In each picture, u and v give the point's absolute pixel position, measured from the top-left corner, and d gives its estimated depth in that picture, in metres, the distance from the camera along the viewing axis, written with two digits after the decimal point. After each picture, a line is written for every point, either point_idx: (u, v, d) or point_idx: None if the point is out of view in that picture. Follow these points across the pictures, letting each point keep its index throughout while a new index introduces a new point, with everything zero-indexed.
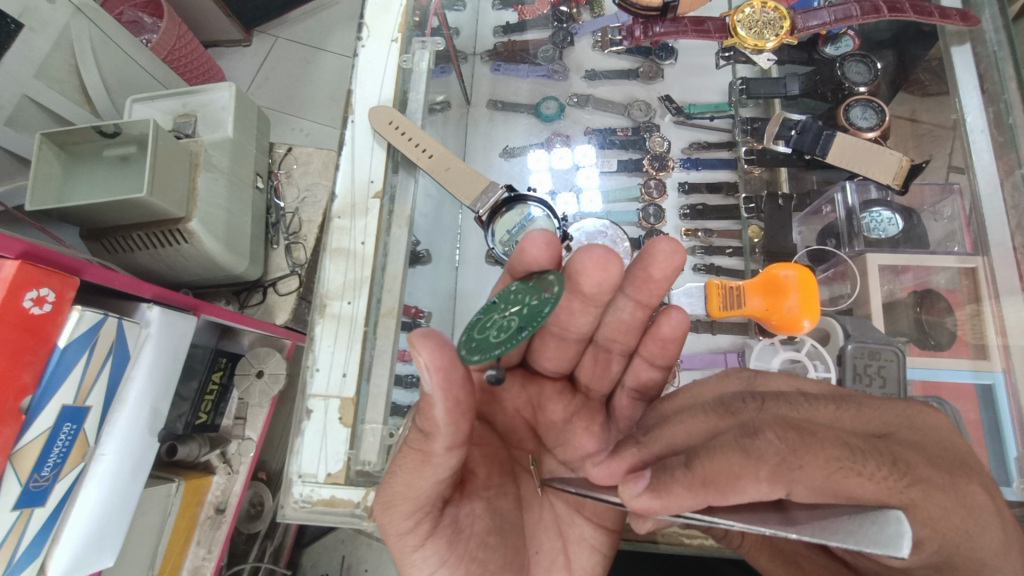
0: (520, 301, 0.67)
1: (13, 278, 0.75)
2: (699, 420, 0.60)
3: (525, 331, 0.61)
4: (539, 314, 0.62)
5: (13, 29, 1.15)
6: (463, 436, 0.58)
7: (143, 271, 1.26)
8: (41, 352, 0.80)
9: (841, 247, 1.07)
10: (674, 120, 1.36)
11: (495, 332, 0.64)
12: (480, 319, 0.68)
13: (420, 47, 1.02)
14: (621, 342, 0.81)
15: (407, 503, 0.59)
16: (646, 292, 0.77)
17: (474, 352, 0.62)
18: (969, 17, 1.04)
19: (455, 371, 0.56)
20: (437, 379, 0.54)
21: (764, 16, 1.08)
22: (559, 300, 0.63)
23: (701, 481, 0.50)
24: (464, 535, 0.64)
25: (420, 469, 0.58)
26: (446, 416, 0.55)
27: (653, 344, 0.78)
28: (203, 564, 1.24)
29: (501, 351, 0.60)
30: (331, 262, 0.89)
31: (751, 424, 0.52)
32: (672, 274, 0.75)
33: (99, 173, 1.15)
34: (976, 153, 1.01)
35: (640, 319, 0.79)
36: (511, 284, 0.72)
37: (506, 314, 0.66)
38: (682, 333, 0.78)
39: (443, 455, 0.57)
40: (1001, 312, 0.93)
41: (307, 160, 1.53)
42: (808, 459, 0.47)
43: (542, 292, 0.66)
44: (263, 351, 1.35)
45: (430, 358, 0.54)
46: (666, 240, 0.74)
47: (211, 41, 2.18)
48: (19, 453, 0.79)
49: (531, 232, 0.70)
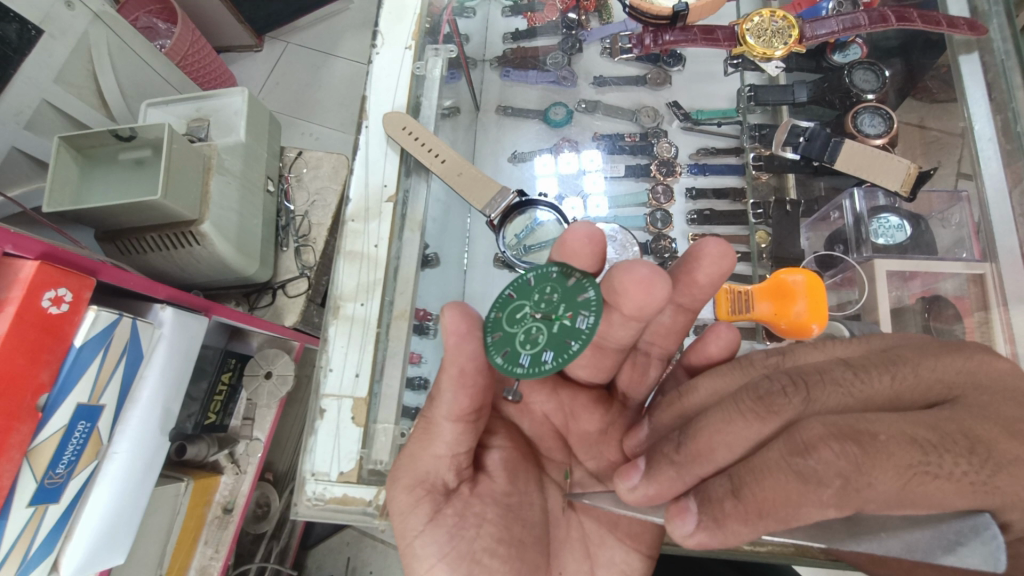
0: (555, 308, 0.71)
1: (33, 277, 0.77)
2: (736, 420, 0.53)
3: (547, 361, 0.67)
4: (566, 350, 0.67)
5: (33, 35, 1.18)
6: (471, 407, 0.64)
7: (156, 272, 1.28)
8: (58, 351, 0.82)
9: (850, 253, 1.08)
10: (682, 126, 1.38)
11: (523, 341, 0.69)
12: (514, 313, 0.72)
13: (433, 54, 1.04)
14: (660, 345, 0.83)
15: (408, 475, 0.66)
16: (689, 297, 0.77)
17: (500, 354, 0.68)
18: (976, 27, 1.06)
19: (468, 343, 0.63)
20: (451, 342, 0.62)
21: (772, 25, 1.09)
22: (590, 338, 0.67)
23: (757, 513, 0.47)
24: (472, 526, 0.64)
25: (425, 443, 0.66)
26: (449, 384, 0.62)
27: (698, 359, 0.78)
28: (209, 564, 1.25)
29: (522, 374, 0.67)
30: (345, 264, 0.90)
31: (800, 436, 0.47)
32: (718, 280, 0.75)
33: (116, 175, 1.17)
34: (984, 160, 1.02)
35: (681, 324, 0.81)
36: (551, 266, 0.74)
37: (539, 322, 0.70)
38: (728, 355, 0.77)
39: (446, 422, 0.64)
40: (1009, 319, 0.92)
41: (316, 164, 1.55)
42: (877, 475, 0.44)
43: (579, 314, 0.69)
44: (271, 353, 1.37)
45: (449, 320, 0.63)
46: (716, 242, 0.74)
47: (222, 47, 2.21)
48: (36, 450, 0.81)
49: (575, 226, 0.70)
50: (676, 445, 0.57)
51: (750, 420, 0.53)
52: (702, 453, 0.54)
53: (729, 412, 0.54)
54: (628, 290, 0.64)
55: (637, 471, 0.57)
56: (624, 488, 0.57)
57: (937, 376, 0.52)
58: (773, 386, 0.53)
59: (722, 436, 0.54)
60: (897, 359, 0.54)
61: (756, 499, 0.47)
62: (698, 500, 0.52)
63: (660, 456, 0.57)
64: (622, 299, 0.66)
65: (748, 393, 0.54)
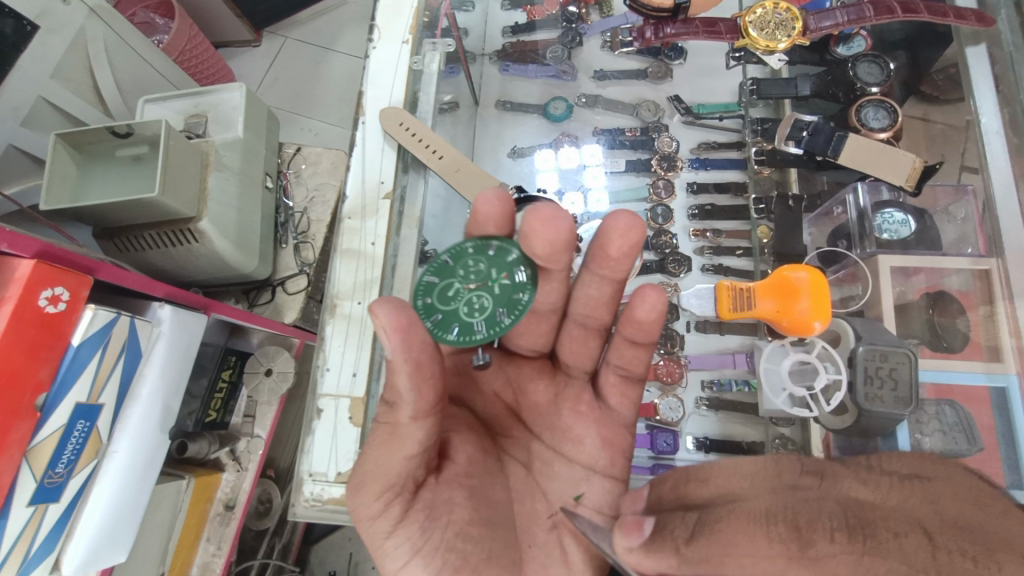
0: (487, 274, 0.73)
1: (30, 276, 0.77)
2: (760, 543, 0.46)
3: (505, 319, 0.72)
4: (517, 303, 0.73)
5: (29, 30, 1.17)
6: (428, 404, 0.61)
7: (154, 270, 1.27)
8: (56, 350, 0.81)
9: (852, 249, 1.06)
10: (684, 120, 1.36)
11: (469, 313, 0.72)
12: (447, 293, 0.73)
13: (431, 48, 1.03)
14: (595, 318, 0.82)
15: (376, 482, 0.62)
16: (608, 269, 0.77)
17: (451, 332, 0.71)
18: (984, 18, 1.04)
19: (414, 337, 0.59)
20: (395, 341, 0.58)
21: (775, 17, 1.08)
22: (536, 287, 0.74)
23: None
24: (442, 520, 0.65)
25: (390, 442, 0.62)
26: (408, 381, 0.59)
27: (630, 326, 0.79)
28: (212, 561, 1.25)
29: (485, 338, 0.71)
30: (343, 262, 0.90)
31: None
32: (630, 252, 0.74)
33: (114, 172, 1.16)
34: (991, 155, 1.01)
35: (610, 296, 0.80)
36: (465, 242, 0.75)
37: (476, 292, 0.73)
38: (658, 315, 0.78)
39: (409, 423, 0.61)
40: (1015, 313, 0.92)
41: (316, 160, 1.55)
42: None
43: (515, 272, 0.74)
44: (271, 350, 1.36)
45: (383, 318, 0.58)
46: (625, 215, 0.72)
47: (221, 41, 2.19)
48: (35, 449, 0.81)
49: (485, 191, 0.75)
50: (686, 537, 0.50)
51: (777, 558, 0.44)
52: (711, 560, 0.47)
53: (755, 532, 0.46)
54: (537, 230, 0.69)
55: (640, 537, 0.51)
56: (623, 548, 0.52)
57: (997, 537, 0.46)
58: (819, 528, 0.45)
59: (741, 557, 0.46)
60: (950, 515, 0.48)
61: None
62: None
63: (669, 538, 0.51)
64: (532, 239, 0.70)
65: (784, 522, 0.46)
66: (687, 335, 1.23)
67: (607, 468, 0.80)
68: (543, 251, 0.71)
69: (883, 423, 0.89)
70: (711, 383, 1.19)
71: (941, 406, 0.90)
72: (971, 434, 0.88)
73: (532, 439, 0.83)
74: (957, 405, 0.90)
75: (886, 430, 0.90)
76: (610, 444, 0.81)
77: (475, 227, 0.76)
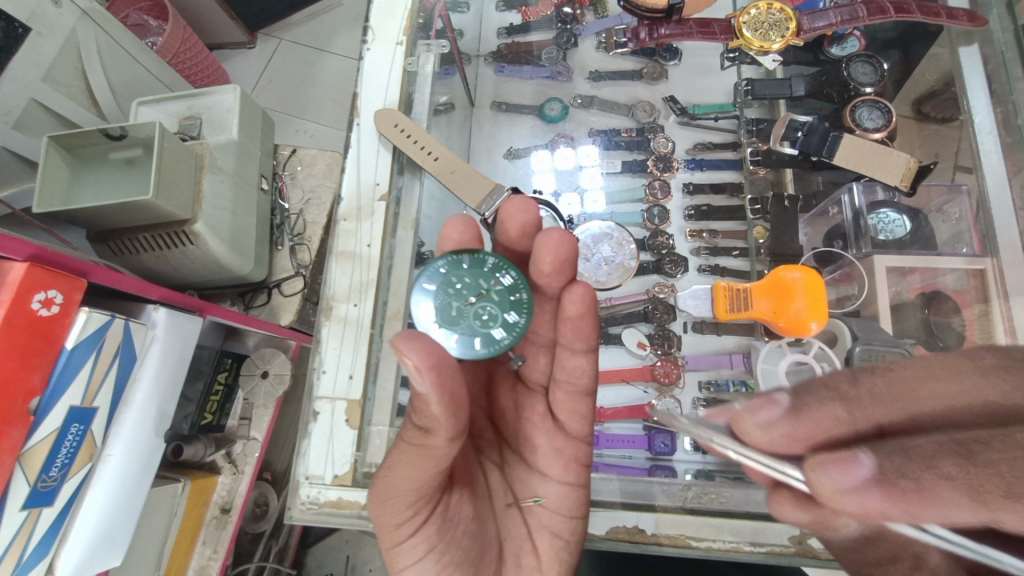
0: (476, 288, 0.79)
1: (22, 280, 0.76)
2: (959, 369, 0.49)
3: (518, 319, 0.78)
4: (522, 302, 0.79)
5: (20, 33, 1.16)
6: (461, 427, 0.61)
7: (149, 273, 1.26)
8: (49, 354, 0.81)
9: (848, 248, 1.07)
10: (679, 121, 1.36)
11: (482, 325, 0.77)
12: (450, 314, 0.78)
13: (425, 50, 1.02)
14: (542, 329, 0.86)
15: (405, 495, 0.63)
16: (545, 281, 0.81)
17: (478, 348, 0.76)
18: (975, 18, 1.05)
19: (446, 369, 0.59)
20: (430, 378, 0.57)
21: (769, 18, 1.08)
22: (528, 283, 0.80)
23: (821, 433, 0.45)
24: (452, 521, 0.68)
25: (421, 461, 0.61)
26: (443, 412, 0.59)
27: (566, 329, 0.80)
28: (208, 564, 1.24)
29: (511, 342, 0.77)
30: (338, 264, 0.89)
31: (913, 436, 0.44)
32: (559, 265, 0.78)
33: (108, 175, 1.15)
34: (984, 154, 1.01)
35: (552, 309, 0.85)
36: (438, 262, 0.80)
37: (476, 304, 0.78)
38: (587, 309, 0.79)
39: (445, 446, 0.61)
40: (1010, 312, 0.91)
41: (311, 162, 1.54)
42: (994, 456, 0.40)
43: (498, 273, 0.79)
44: (268, 352, 1.36)
45: (417, 359, 0.57)
46: (558, 232, 0.77)
47: (215, 44, 2.18)
48: (28, 454, 0.80)
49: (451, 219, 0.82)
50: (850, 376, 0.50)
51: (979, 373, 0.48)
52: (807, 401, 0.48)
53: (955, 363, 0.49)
54: (510, 215, 0.82)
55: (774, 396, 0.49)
56: (760, 421, 0.46)
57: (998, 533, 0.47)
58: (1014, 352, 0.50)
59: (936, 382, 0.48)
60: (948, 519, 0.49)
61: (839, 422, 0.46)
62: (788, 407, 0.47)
63: (823, 389, 0.49)
64: (506, 224, 0.83)
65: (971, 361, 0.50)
66: (683, 335, 1.23)
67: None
68: (516, 233, 0.83)
69: None
70: (708, 384, 1.19)
71: None
72: None
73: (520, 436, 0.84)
74: None
75: None
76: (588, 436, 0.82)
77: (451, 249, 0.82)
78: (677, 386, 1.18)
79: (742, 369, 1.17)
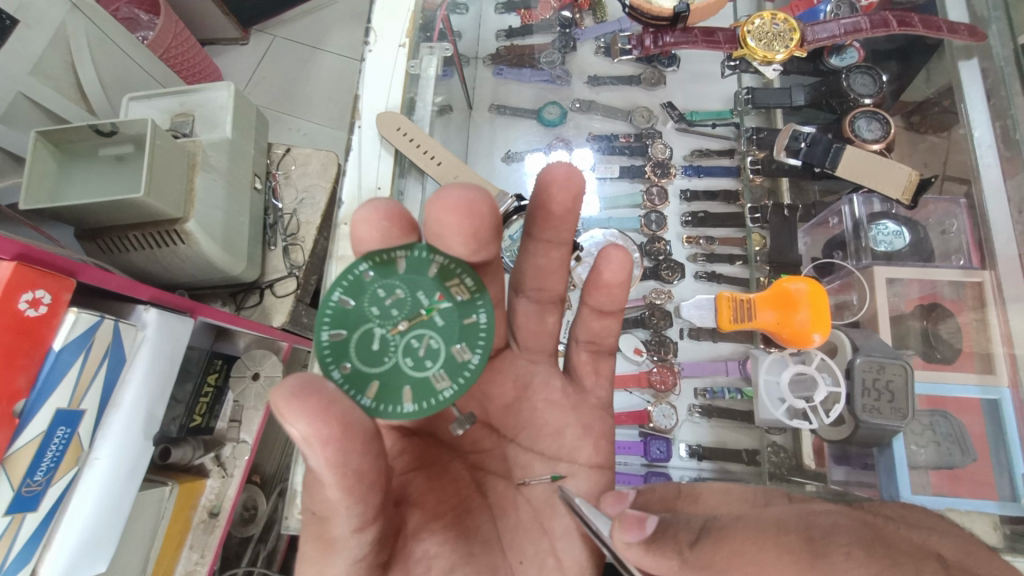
0: (409, 310, 0.71)
1: (9, 279, 0.74)
2: (771, 553, 0.48)
3: (469, 356, 0.71)
4: (477, 333, 0.72)
5: (8, 25, 1.14)
6: (373, 511, 0.55)
7: (139, 272, 1.24)
8: (35, 355, 0.79)
9: (848, 258, 1.07)
10: (677, 127, 1.36)
11: (414, 366, 0.69)
12: (374, 348, 0.69)
13: (427, 54, 1.02)
14: (547, 290, 0.89)
15: None
16: (549, 230, 0.85)
17: (406, 401, 0.68)
18: (975, 33, 1.07)
19: (348, 444, 0.52)
20: (325, 456, 0.51)
21: (773, 28, 1.08)
22: (490, 306, 0.74)
23: (703, 564, 0.51)
24: None
25: (325, 557, 0.56)
26: (344, 495, 0.53)
27: (599, 293, 0.85)
28: (196, 569, 1.22)
29: (451, 392, 0.69)
30: (337, 268, 0.89)
31: (789, 540, 0.49)
32: (570, 205, 0.83)
33: (96, 172, 1.13)
34: (983, 167, 1.04)
35: (556, 260, 0.87)
36: (360, 267, 0.72)
37: (409, 334, 0.70)
38: (623, 277, 0.84)
39: (349, 537, 0.55)
40: (1006, 318, 0.94)
41: (305, 161, 1.52)
42: (826, 553, 0.46)
43: (444, 288, 0.73)
44: (257, 353, 1.37)
45: (304, 428, 0.51)
46: (562, 166, 0.81)
47: (208, 40, 2.15)
48: (13, 458, 0.78)
49: (368, 212, 0.72)
50: (690, 542, 0.54)
51: (789, 567, 0.47)
52: (713, 565, 0.50)
53: (765, 543, 0.49)
54: (449, 221, 0.70)
55: (641, 534, 0.54)
56: (621, 544, 0.54)
57: (924, 553, 0.48)
58: (834, 542, 0.47)
59: (743, 563, 0.49)
60: (920, 560, 0.46)
61: (722, 548, 0.51)
62: (651, 522, 0.55)
63: (670, 541, 0.54)
64: (447, 235, 0.71)
65: (798, 534, 0.49)
66: (679, 341, 1.24)
67: (592, 457, 0.82)
68: (466, 247, 0.73)
69: (876, 434, 0.90)
70: (704, 391, 1.19)
71: (934, 417, 0.92)
72: (964, 444, 0.90)
73: (508, 446, 0.82)
74: (950, 416, 0.92)
75: (882, 441, 0.91)
76: (598, 438, 0.83)
77: (380, 249, 0.73)
78: (676, 392, 1.18)
79: (738, 376, 1.18)
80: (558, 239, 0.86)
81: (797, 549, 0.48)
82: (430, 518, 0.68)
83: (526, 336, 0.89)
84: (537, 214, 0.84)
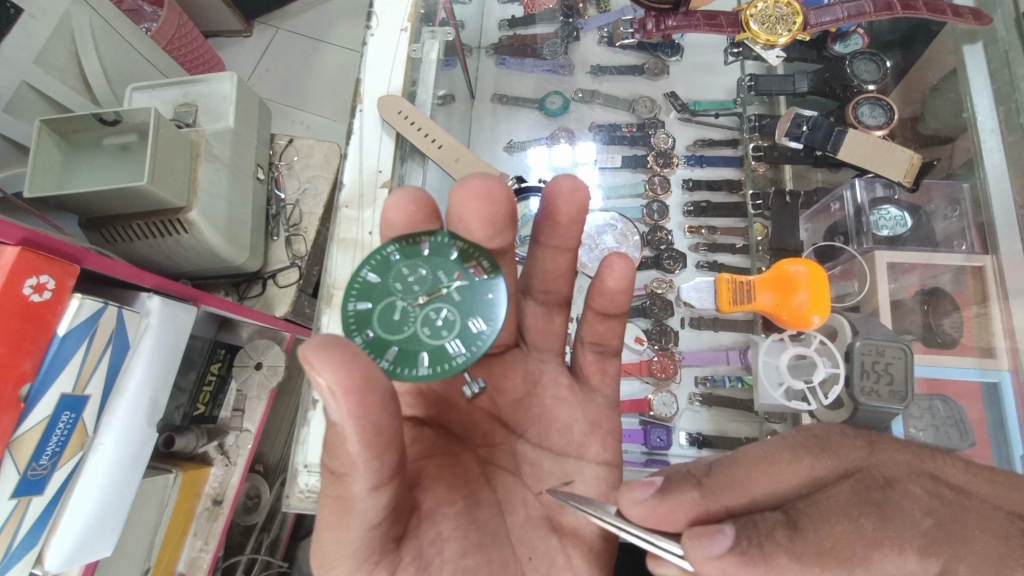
0: (430, 285, 0.72)
1: (14, 264, 0.75)
2: (784, 457, 0.53)
3: (482, 328, 0.70)
4: (490, 308, 0.71)
5: (13, 14, 1.14)
6: (388, 471, 0.56)
7: (143, 261, 1.25)
8: (41, 340, 0.79)
9: (849, 244, 1.07)
10: (680, 116, 1.36)
11: (429, 335, 0.69)
12: (395, 318, 0.70)
13: (429, 38, 1.02)
14: (553, 291, 0.90)
15: (342, 560, 0.59)
16: (559, 238, 0.86)
17: (421, 365, 0.68)
18: (980, 17, 1.04)
19: (368, 396, 0.52)
20: (346, 405, 0.51)
21: (775, 12, 1.08)
22: (501, 284, 0.72)
23: (724, 486, 0.54)
24: (435, 565, 0.63)
25: (343, 518, 0.57)
26: (363, 450, 0.53)
27: (601, 298, 0.86)
28: (199, 556, 1.23)
29: (462, 361, 0.68)
30: (338, 252, 0.89)
31: (798, 439, 0.54)
32: (576, 215, 0.84)
33: (101, 161, 1.14)
34: (987, 153, 1.02)
35: (564, 265, 0.88)
36: (389, 248, 0.74)
37: (428, 306, 0.70)
38: (626, 285, 0.84)
39: (366, 496, 0.56)
40: (1009, 313, 0.93)
41: (308, 152, 1.52)
42: (831, 449, 0.52)
43: (463, 268, 0.73)
44: (262, 343, 1.36)
45: (330, 379, 0.50)
46: (568, 179, 0.82)
47: (211, 32, 2.16)
48: (19, 441, 0.79)
49: (397, 196, 0.74)
50: (704, 471, 0.56)
51: (799, 463, 0.52)
52: (735, 484, 0.53)
53: (779, 450, 0.53)
54: (470, 208, 0.73)
55: (649, 489, 0.55)
56: (630, 502, 0.55)
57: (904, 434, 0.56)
58: (836, 438, 0.53)
59: (760, 474, 0.53)
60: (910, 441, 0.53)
61: (740, 468, 0.54)
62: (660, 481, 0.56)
63: (685, 480, 0.55)
64: (469, 221, 0.74)
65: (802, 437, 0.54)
66: (680, 330, 1.24)
67: (600, 454, 0.82)
68: (484, 232, 0.75)
69: (874, 417, 0.89)
70: (704, 380, 1.20)
71: (933, 401, 0.93)
72: (963, 428, 0.90)
73: (517, 442, 0.82)
74: (950, 400, 0.92)
75: (881, 425, 0.91)
76: (605, 432, 0.83)
77: (403, 235, 0.76)
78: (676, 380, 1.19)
79: (739, 365, 1.19)
80: (561, 245, 0.86)
81: (808, 446, 0.53)
82: (443, 502, 0.69)
83: (532, 335, 0.90)
84: (542, 223, 0.85)
